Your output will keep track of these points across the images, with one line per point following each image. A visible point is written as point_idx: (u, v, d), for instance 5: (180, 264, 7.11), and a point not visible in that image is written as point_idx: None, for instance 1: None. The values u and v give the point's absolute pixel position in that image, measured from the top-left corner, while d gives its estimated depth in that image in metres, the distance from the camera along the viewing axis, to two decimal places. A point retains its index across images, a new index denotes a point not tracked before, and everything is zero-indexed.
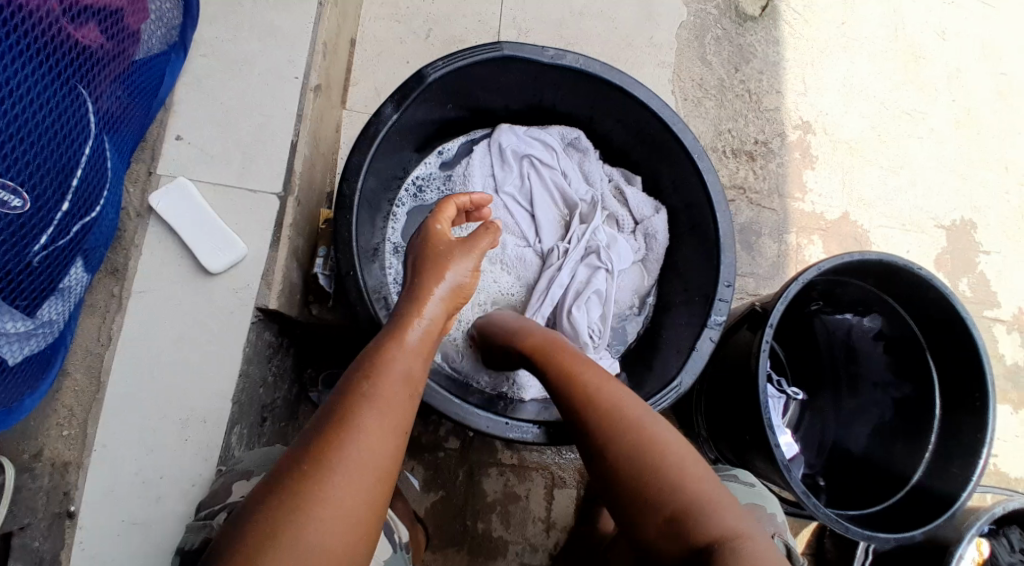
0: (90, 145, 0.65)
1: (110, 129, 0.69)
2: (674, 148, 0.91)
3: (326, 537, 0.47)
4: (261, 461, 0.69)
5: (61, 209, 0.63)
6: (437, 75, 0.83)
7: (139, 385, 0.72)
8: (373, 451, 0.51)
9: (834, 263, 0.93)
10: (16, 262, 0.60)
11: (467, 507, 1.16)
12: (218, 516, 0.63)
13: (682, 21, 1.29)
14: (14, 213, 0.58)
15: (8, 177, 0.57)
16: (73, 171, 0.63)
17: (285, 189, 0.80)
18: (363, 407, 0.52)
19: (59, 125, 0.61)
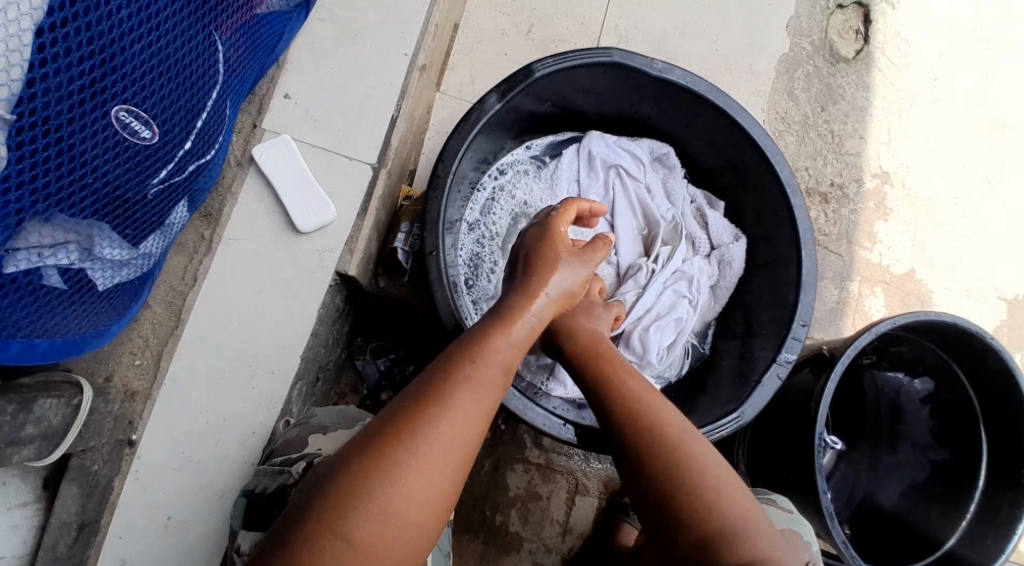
0: (216, 91, 0.67)
1: (231, 79, 0.70)
2: (766, 181, 0.90)
3: (403, 500, 0.52)
4: (335, 419, 0.73)
5: (183, 147, 0.64)
6: (544, 73, 0.83)
7: (213, 330, 0.74)
8: (457, 429, 0.56)
9: (907, 319, 0.92)
10: (135, 192, 0.61)
11: (488, 498, 1.17)
12: (295, 464, 0.66)
13: (782, 52, 1.27)
14: (142, 144, 0.59)
15: (142, 108, 0.58)
16: (199, 115, 0.65)
17: (380, 161, 0.80)
18: (455, 389, 0.57)
19: (195, 67, 0.63)
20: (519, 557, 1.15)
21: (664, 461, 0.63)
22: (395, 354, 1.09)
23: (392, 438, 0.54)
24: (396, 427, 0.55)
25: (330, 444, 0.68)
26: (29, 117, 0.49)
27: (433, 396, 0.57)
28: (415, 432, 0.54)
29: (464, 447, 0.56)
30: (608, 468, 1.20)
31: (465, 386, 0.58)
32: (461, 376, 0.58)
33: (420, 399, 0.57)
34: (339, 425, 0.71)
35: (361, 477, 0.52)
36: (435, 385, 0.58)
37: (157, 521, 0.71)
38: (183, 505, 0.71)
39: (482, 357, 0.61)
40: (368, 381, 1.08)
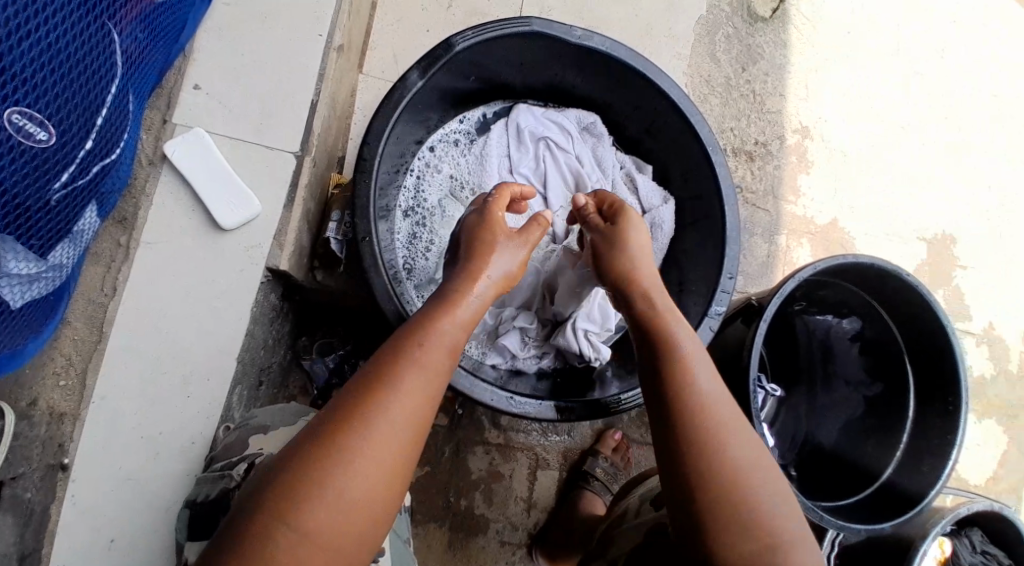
0: (116, 86, 0.64)
1: (133, 73, 0.67)
2: (691, 142, 0.92)
3: (355, 485, 0.52)
4: (276, 417, 0.72)
5: (84, 147, 0.61)
6: (465, 45, 0.82)
7: (142, 340, 0.71)
8: (406, 411, 0.55)
9: (829, 262, 0.96)
10: (36, 199, 0.57)
11: (451, 484, 1.17)
12: (237, 466, 0.65)
13: (700, 16, 1.29)
14: (38, 147, 0.55)
15: (35, 109, 0.54)
16: (99, 111, 0.62)
17: (302, 149, 0.77)
18: (407, 369, 0.57)
19: (90, 60, 0.59)
20: (486, 539, 1.16)
21: (703, 433, 0.59)
22: (344, 350, 1.06)
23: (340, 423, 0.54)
24: (343, 413, 0.54)
25: (273, 444, 0.67)
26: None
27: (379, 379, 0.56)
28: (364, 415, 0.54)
29: (415, 427, 0.56)
30: (566, 441, 1.23)
31: (415, 365, 0.58)
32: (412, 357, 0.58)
33: (368, 383, 0.56)
34: (281, 423, 0.71)
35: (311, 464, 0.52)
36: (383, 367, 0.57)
37: (101, 544, 0.67)
38: (128, 525, 0.68)
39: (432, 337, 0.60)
40: (317, 380, 1.05)
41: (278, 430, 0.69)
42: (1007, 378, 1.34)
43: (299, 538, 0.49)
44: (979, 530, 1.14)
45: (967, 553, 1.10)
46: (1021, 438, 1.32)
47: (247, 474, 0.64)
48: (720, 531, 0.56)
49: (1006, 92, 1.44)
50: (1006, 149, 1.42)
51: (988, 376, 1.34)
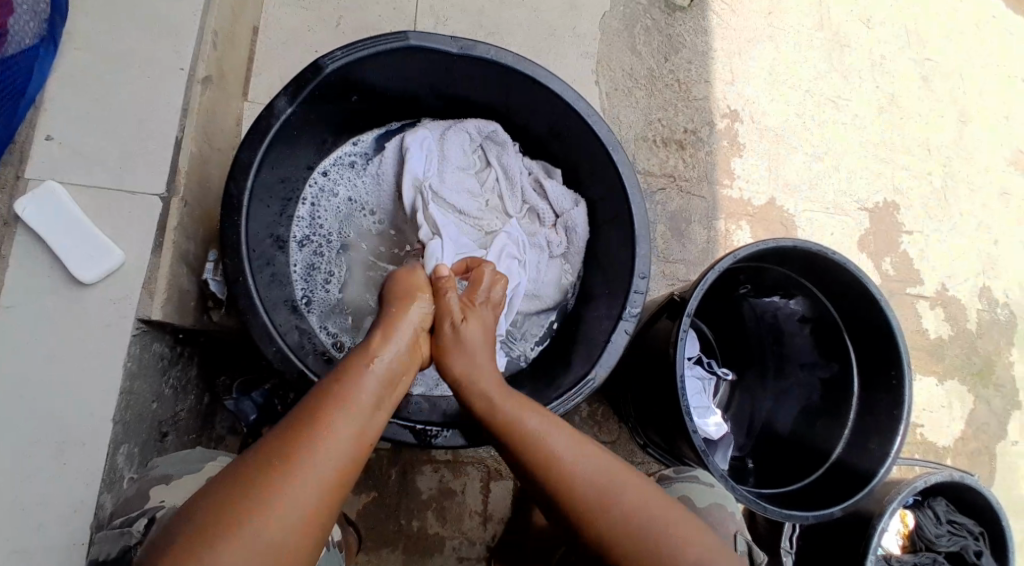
0: None
1: None
2: (588, 139, 0.89)
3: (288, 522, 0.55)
4: (179, 465, 0.72)
5: None
6: (335, 67, 0.79)
7: (11, 411, 0.67)
8: (304, 486, 0.57)
9: (749, 249, 0.93)
10: None
11: (401, 507, 1.13)
12: (137, 522, 0.64)
13: (608, 10, 1.27)
14: None
15: None
16: None
17: (169, 190, 0.75)
18: (334, 417, 0.61)
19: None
20: (444, 558, 1.13)
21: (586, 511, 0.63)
22: (270, 384, 0.99)
23: (267, 472, 0.57)
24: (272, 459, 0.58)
25: (175, 494, 0.67)
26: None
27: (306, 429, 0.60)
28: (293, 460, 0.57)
29: (349, 464, 0.60)
30: None
31: (343, 410, 0.62)
32: (337, 409, 0.62)
33: (270, 460, 0.57)
34: (184, 472, 0.70)
35: (239, 502, 0.55)
36: (310, 415, 0.61)
37: None
38: None
39: (358, 393, 0.64)
40: (244, 420, 0.97)
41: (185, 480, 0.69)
42: (965, 340, 1.32)
43: None
44: (944, 498, 1.11)
45: (932, 525, 1.08)
46: (985, 400, 1.30)
47: (149, 529, 0.63)
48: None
49: (932, 54, 1.43)
50: (940, 110, 1.41)
51: (946, 340, 1.31)
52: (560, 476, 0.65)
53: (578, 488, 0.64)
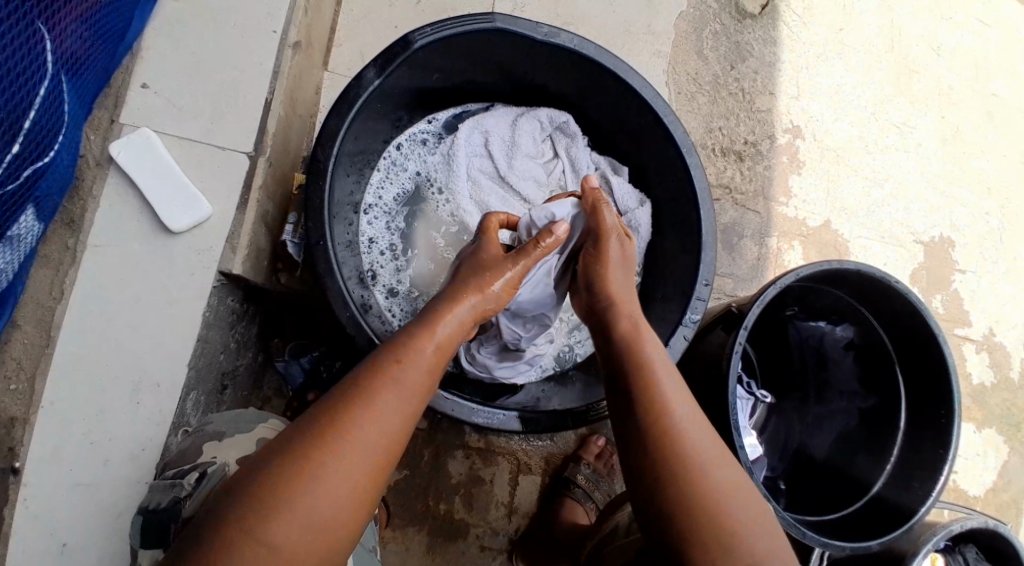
0: (46, 86, 0.61)
1: (70, 72, 0.65)
2: (662, 140, 0.89)
3: (324, 510, 0.55)
4: (233, 424, 0.72)
5: (11, 151, 0.58)
6: (423, 43, 0.81)
7: (87, 345, 0.69)
8: (356, 458, 0.57)
9: (812, 268, 0.93)
10: None
11: (430, 488, 1.15)
12: (188, 475, 0.64)
13: (681, 13, 1.26)
14: None
15: None
16: (26, 114, 0.59)
17: (257, 149, 0.76)
18: (384, 396, 0.60)
19: (11, 62, 0.57)
20: (467, 544, 1.14)
21: (670, 470, 0.62)
22: (319, 352, 1.01)
23: (309, 463, 0.56)
24: (315, 430, 0.58)
25: (226, 452, 0.67)
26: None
27: (351, 404, 0.59)
28: (340, 446, 0.57)
29: (394, 446, 0.60)
30: (549, 444, 1.21)
31: (391, 391, 0.61)
32: (388, 384, 0.61)
33: (324, 433, 0.57)
34: (235, 430, 0.71)
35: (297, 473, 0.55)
36: (358, 398, 0.60)
37: (51, 549, 0.66)
38: (78, 531, 0.67)
39: (411, 369, 0.63)
40: (291, 382, 1.00)
41: (234, 437, 0.70)
42: (1008, 387, 1.29)
43: (285, 532, 0.54)
44: (976, 546, 1.09)
45: None
46: (1021, 450, 1.27)
47: (199, 483, 0.63)
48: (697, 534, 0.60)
49: (1007, 90, 1.40)
50: (1005, 149, 1.38)
51: (988, 386, 1.29)
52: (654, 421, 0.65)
53: (662, 437, 0.64)
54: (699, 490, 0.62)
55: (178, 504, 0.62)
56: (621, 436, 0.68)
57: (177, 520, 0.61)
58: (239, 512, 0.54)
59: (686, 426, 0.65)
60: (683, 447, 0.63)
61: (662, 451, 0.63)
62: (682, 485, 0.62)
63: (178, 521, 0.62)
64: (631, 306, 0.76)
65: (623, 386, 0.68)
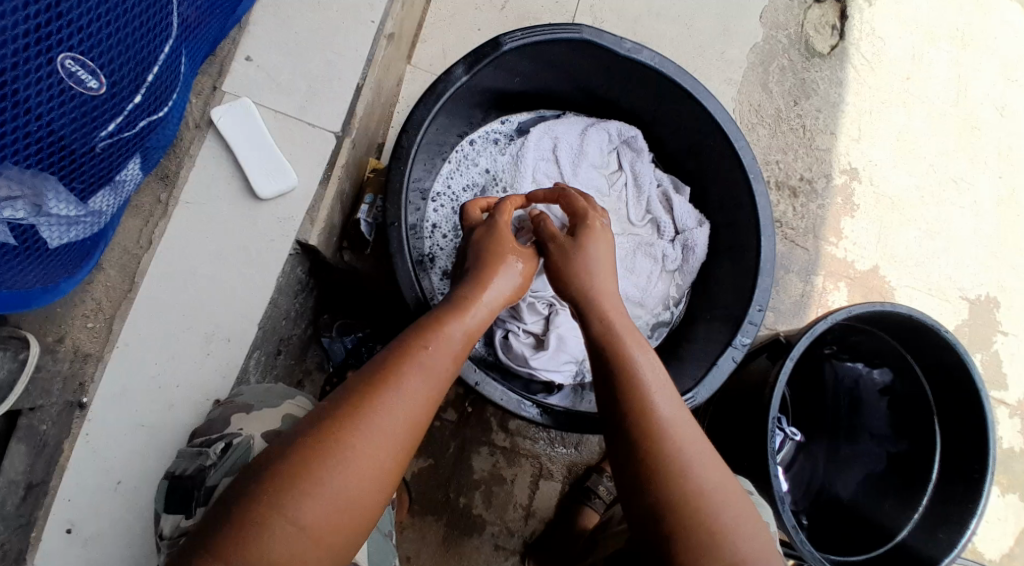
0: (170, 45, 0.63)
1: (188, 38, 0.68)
2: (731, 164, 0.90)
3: (341, 498, 0.55)
4: (262, 397, 0.70)
5: (133, 100, 0.60)
6: (512, 46, 0.83)
7: (167, 295, 0.73)
8: (376, 446, 0.57)
9: (864, 308, 0.94)
10: (82, 143, 0.57)
11: (452, 480, 1.17)
12: (214, 445, 0.66)
13: (755, 44, 1.27)
14: (87, 94, 0.55)
15: (88, 57, 0.54)
16: (151, 68, 0.61)
17: (344, 129, 0.80)
18: (403, 383, 0.60)
19: (145, 16, 0.58)
20: (480, 540, 1.16)
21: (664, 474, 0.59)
22: (362, 333, 1.04)
23: (326, 449, 0.56)
24: (340, 414, 0.58)
25: (252, 425, 0.67)
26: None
27: (378, 389, 0.59)
28: (359, 431, 0.57)
29: (413, 434, 0.60)
30: (574, 453, 1.21)
31: (409, 379, 0.61)
32: (414, 369, 0.61)
33: (342, 418, 0.57)
34: (263, 404, 0.69)
35: (316, 458, 0.55)
36: (376, 383, 0.60)
37: (106, 485, 0.71)
38: (133, 470, 0.72)
39: (428, 357, 0.63)
40: (334, 358, 1.03)
41: (261, 411, 0.68)
42: None
43: (304, 519, 0.54)
44: None
45: None
46: None
47: (222, 454, 0.64)
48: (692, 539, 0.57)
49: None
50: None
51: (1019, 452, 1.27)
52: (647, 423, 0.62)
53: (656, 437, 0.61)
54: (694, 494, 0.59)
55: (202, 473, 0.63)
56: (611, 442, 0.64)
57: (200, 488, 0.62)
58: (264, 493, 0.54)
59: (681, 429, 0.62)
60: (678, 449, 0.60)
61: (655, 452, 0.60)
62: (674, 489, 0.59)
63: (201, 489, 0.62)
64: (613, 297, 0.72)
65: (608, 387, 0.65)
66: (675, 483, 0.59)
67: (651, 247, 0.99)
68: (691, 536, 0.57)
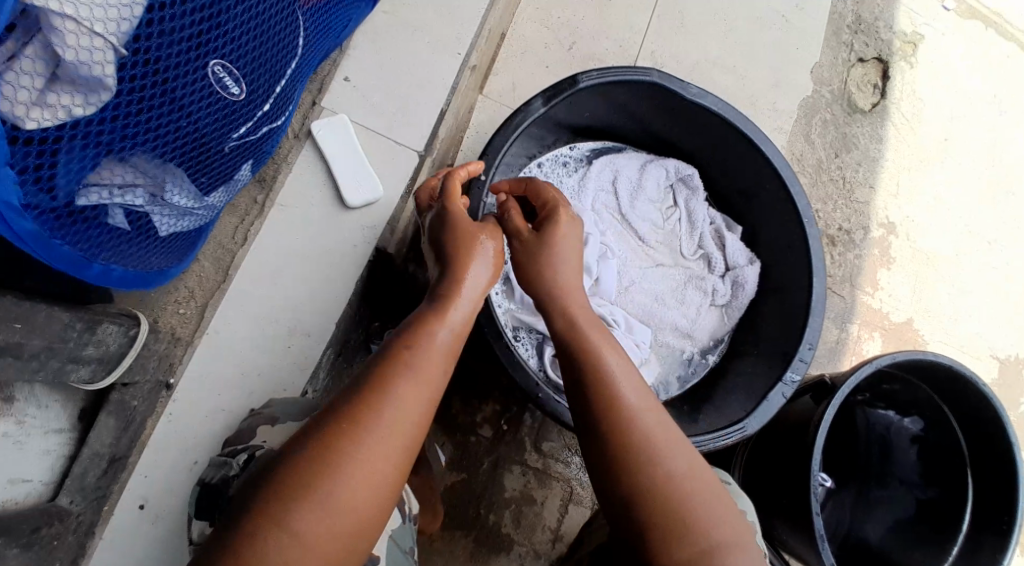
0: (296, 61, 0.68)
1: (310, 55, 0.73)
2: (785, 206, 0.95)
3: (341, 511, 0.53)
4: (289, 410, 0.72)
5: (261, 109, 0.65)
6: (587, 84, 0.89)
7: (258, 289, 0.79)
8: (371, 458, 0.55)
9: (907, 355, 0.94)
10: (215, 143, 0.62)
11: (484, 497, 1.15)
12: (238, 456, 0.65)
13: (806, 96, 1.32)
14: (229, 99, 0.60)
15: (235, 65, 0.59)
16: (279, 81, 0.66)
17: (426, 149, 0.86)
18: (396, 389, 0.58)
19: (283, 34, 0.64)
20: (507, 559, 1.14)
21: (644, 472, 0.59)
22: None
23: (322, 460, 0.54)
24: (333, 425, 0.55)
25: (276, 438, 0.68)
26: (137, 44, 0.49)
27: (372, 394, 0.57)
28: (356, 442, 0.55)
29: (410, 443, 0.58)
30: None
31: (402, 385, 0.58)
32: (407, 371, 0.59)
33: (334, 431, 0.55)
34: (288, 416, 0.71)
35: (314, 469, 0.53)
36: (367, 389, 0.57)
37: (184, 464, 0.77)
38: (208, 451, 0.77)
39: (418, 361, 0.60)
40: None
41: (285, 423, 0.70)
42: None
43: (304, 534, 0.51)
44: None
45: None
46: None
47: (246, 465, 0.64)
48: (677, 534, 0.57)
49: None
50: None
51: None
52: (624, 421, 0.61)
53: (633, 432, 0.61)
54: (674, 490, 0.59)
55: (226, 480, 0.63)
56: (585, 445, 0.64)
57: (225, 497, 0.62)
58: (261, 509, 0.52)
59: (657, 424, 0.62)
60: (657, 447, 0.60)
61: (633, 451, 0.60)
62: (654, 485, 0.59)
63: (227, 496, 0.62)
64: (575, 291, 0.71)
65: (581, 387, 0.64)
66: (655, 482, 0.59)
67: (702, 280, 1.03)
68: (677, 533, 0.57)
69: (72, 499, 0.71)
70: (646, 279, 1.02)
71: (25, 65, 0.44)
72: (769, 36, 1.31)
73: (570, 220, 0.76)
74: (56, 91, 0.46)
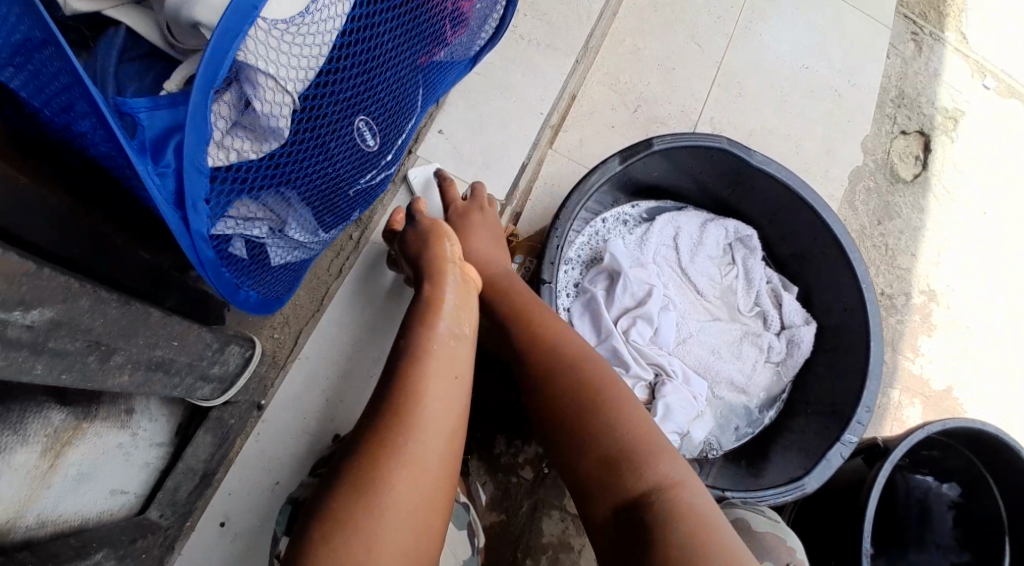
0: (411, 119, 0.77)
1: (422, 115, 0.81)
2: (841, 269, 0.99)
3: (399, 523, 0.55)
4: None
5: (382, 159, 0.74)
6: (661, 147, 0.95)
7: (347, 319, 0.86)
8: (418, 469, 0.56)
9: (955, 422, 0.92)
10: (346, 189, 0.71)
11: (521, 540, 1.03)
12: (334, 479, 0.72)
13: (857, 165, 1.37)
14: (362, 150, 0.67)
15: (371, 123, 0.67)
16: (397, 137, 0.75)
17: (507, 199, 0.93)
18: (427, 393, 0.59)
19: (408, 98, 0.72)
20: None
21: (598, 429, 0.67)
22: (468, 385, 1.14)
23: (370, 472, 0.55)
24: (372, 436, 0.57)
25: None
26: (307, 101, 0.54)
27: (402, 398, 0.58)
28: (398, 454, 0.56)
29: (450, 448, 0.59)
30: None
31: (434, 391, 0.59)
32: (425, 366, 0.60)
33: (375, 443, 0.56)
34: None
35: (367, 478, 0.55)
36: (396, 396, 0.58)
37: (265, 483, 0.80)
38: (289, 472, 0.81)
39: (438, 363, 0.61)
40: None
41: None
42: None
43: (374, 546, 0.53)
44: None
45: None
46: None
47: None
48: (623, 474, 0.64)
49: None
50: None
51: None
52: (579, 389, 0.69)
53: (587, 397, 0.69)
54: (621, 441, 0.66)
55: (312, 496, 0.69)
56: (550, 423, 0.71)
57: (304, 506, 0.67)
58: (322, 524, 0.54)
59: (607, 389, 0.70)
60: (608, 407, 0.68)
61: (585, 415, 0.68)
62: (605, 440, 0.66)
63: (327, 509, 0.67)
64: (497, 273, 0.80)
65: (541, 368, 0.72)
66: (608, 438, 0.66)
67: (759, 336, 1.07)
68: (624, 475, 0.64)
69: (162, 513, 0.73)
70: (704, 332, 1.06)
71: (217, 110, 0.49)
72: (820, 108, 1.38)
73: (465, 214, 0.84)
74: (236, 136, 0.51)
